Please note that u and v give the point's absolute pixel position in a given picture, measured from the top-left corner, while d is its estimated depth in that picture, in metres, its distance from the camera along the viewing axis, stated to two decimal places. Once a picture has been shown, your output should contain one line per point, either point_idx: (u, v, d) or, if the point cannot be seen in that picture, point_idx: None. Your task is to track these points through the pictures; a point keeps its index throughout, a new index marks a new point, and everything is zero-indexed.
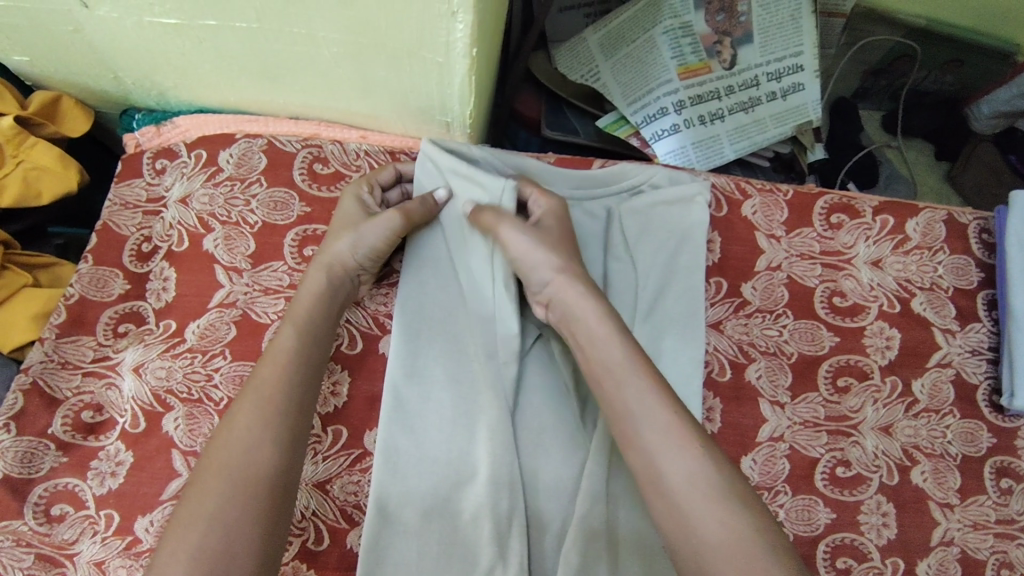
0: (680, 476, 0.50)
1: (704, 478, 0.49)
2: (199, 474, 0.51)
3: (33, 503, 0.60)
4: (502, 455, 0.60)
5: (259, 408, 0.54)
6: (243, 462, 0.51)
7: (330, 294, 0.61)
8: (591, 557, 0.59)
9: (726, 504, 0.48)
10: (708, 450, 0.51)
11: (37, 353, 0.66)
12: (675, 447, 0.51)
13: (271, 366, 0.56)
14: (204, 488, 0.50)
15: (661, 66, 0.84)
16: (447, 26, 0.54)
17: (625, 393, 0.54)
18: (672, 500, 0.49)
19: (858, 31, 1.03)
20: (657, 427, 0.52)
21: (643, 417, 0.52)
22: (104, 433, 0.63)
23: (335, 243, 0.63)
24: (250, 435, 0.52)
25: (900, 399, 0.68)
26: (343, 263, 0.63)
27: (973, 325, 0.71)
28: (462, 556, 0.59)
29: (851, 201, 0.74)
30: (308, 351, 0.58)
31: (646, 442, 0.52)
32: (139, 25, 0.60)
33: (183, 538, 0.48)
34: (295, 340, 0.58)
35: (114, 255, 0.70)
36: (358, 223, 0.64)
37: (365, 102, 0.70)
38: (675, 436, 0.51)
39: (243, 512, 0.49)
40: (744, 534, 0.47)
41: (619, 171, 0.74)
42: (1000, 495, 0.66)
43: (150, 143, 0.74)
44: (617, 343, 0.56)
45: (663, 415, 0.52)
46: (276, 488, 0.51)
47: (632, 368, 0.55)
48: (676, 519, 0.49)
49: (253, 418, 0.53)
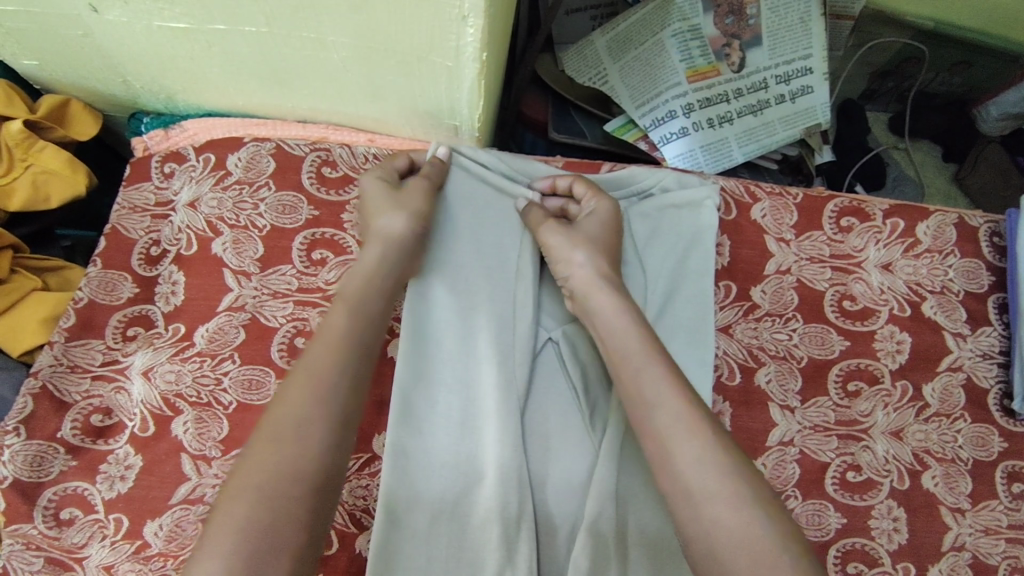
0: (694, 472, 0.49)
1: (714, 460, 0.50)
2: (238, 472, 0.49)
3: (43, 507, 0.61)
4: (512, 456, 0.60)
5: (305, 401, 0.51)
6: (293, 438, 0.50)
7: (384, 269, 0.61)
8: (602, 557, 0.59)
9: (735, 491, 0.49)
10: (720, 437, 0.51)
11: (47, 356, 0.65)
12: (684, 432, 0.51)
13: (325, 341, 0.55)
14: (256, 464, 0.49)
15: (669, 68, 0.84)
16: (458, 31, 0.54)
17: (640, 381, 0.54)
18: (684, 482, 0.50)
19: (866, 33, 1.03)
20: (670, 415, 0.52)
21: (658, 401, 0.53)
22: (114, 437, 0.63)
23: (385, 221, 0.62)
24: (303, 409, 0.51)
25: (911, 404, 0.68)
26: (399, 236, 0.62)
27: (984, 329, 0.70)
28: (471, 560, 0.59)
29: (862, 205, 0.74)
30: (361, 331, 0.57)
31: (659, 425, 0.52)
32: (148, 29, 0.60)
33: (221, 538, 0.46)
34: (342, 328, 0.56)
35: (123, 258, 0.70)
36: (397, 198, 0.64)
37: (374, 106, 0.70)
38: (686, 422, 0.52)
39: (285, 511, 0.47)
40: (756, 521, 0.47)
41: (627, 175, 0.73)
42: (1012, 500, 0.66)
43: (159, 146, 0.74)
44: (634, 345, 0.56)
45: (676, 400, 0.53)
46: (318, 487, 0.49)
47: (647, 353, 0.56)
48: (689, 513, 0.49)
49: (299, 413, 0.51)
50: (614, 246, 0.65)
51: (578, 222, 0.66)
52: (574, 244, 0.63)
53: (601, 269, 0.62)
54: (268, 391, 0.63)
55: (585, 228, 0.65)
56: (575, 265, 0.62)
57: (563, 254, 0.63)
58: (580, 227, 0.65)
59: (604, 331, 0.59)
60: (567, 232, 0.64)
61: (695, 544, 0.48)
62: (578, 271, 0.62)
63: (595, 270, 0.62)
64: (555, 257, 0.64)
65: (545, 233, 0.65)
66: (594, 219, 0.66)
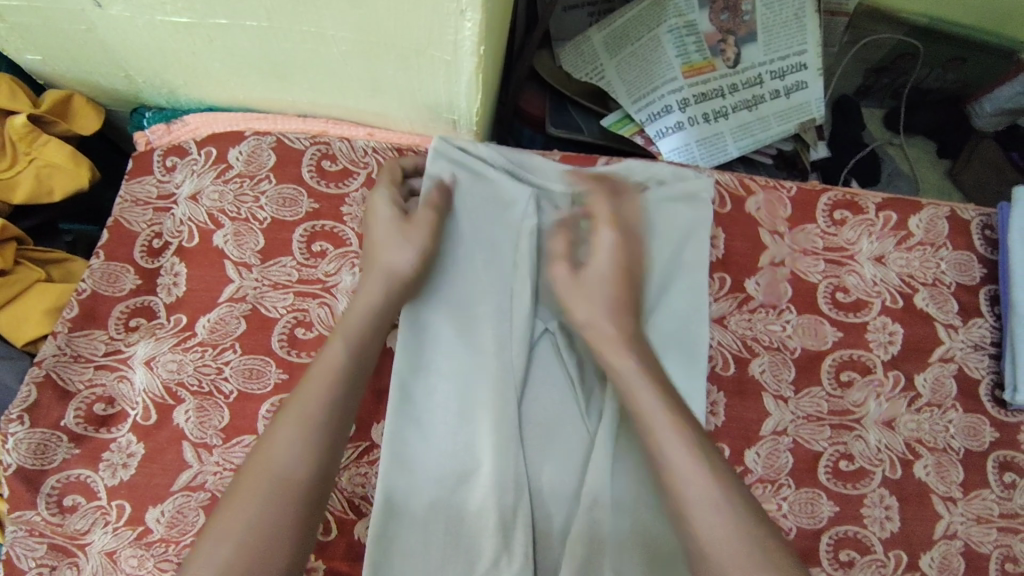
0: (685, 480, 0.51)
1: (727, 525, 0.49)
2: (240, 479, 0.51)
3: (47, 494, 0.62)
4: (508, 447, 0.61)
5: (303, 411, 0.54)
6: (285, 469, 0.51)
7: (385, 304, 0.61)
8: (597, 543, 0.60)
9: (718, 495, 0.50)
10: (712, 462, 0.52)
11: (50, 346, 0.66)
12: (672, 438, 0.53)
13: (321, 373, 0.56)
14: (249, 492, 0.50)
15: (665, 64, 0.85)
16: (456, 25, 0.55)
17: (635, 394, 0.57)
18: (699, 547, 0.49)
19: (861, 29, 1.04)
20: (660, 423, 0.55)
21: (675, 457, 0.52)
22: (116, 425, 0.64)
23: (389, 252, 0.62)
24: (295, 441, 0.52)
25: (903, 394, 0.69)
26: (402, 270, 0.62)
27: (976, 320, 0.71)
28: (468, 547, 0.60)
29: (855, 198, 0.75)
30: (359, 365, 0.58)
31: (677, 487, 0.51)
32: (151, 23, 0.61)
33: (220, 542, 0.48)
34: (343, 350, 0.57)
35: (125, 250, 0.71)
36: (404, 227, 0.63)
37: (373, 100, 0.70)
38: (675, 429, 0.54)
39: (279, 517, 0.49)
40: (740, 525, 0.49)
41: (624, 168, 0.74)
42: (1003, 489, 0.67)
43: (161, 140, 0.75)
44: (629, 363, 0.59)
45: (689, 466, 0.52)
46: (311, 496, 0.52)
47: (663, 412, 0.55)
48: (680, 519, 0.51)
49: (295, 422, 0.53)
50: (630, 285, 0.62)
51: (587, 265, 0.63)
52: (588, 299, 0.61)
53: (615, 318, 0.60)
54: (269, 380, 0.64)
55: (597, 272, 0.62)
56: (587, 315, 0.61)
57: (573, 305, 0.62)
58: (589, 270, 0.62)
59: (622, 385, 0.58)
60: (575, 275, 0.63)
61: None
62: (593, 327, 0.61)
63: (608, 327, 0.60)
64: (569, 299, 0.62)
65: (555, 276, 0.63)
66: (602, 259, 0.62)
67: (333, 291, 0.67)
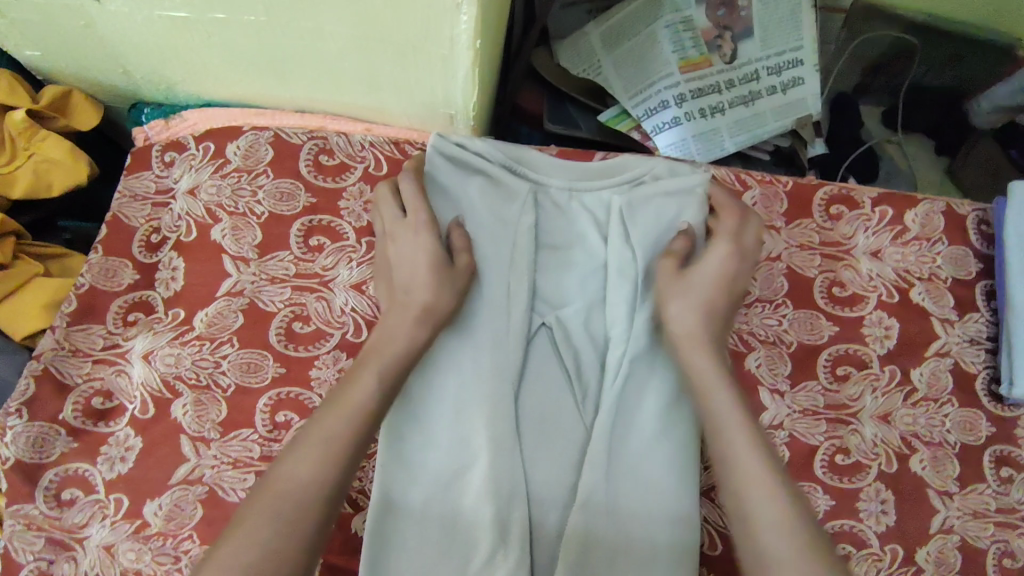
0: (760, 506, 0.49)
1: (792, 530, 0.48)
2: (253, 500, 0.48)
3: (45, 487, 0.62)
4: (505, 441, 0.61)
5: (326, 441, 0.51)
6: (300, 502, 0.48)
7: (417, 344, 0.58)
8: (593, 536, 0.60)
9: (793, 527, 0.48)
10: (790, 494, 0.50)
11: (48, 341, 0.67)
12: (748, 456, 0.52)
13: (351, 404, 0.53)
14: (258, 520, 0.47)
15: (662, 59, 0.86)
16: (452, 19, 0.55)
17: (713, 401, 0.56)
18: (761, 549, 0.48)
19: (858, 27, 1.06)
20: (736, 438, 0.53)
21: (740, 460, 0.52)
22: (114, 419, 0.64)
23: (430, 292, 0.60)
24: (313, 472, 0.49)
25: (899, 388, 0.69)
26: (439, 313, 0.60)
27: (972, 315, 0.72)
28: (464, 543, 0.59)
29: (851, 193, 0.75)
30: (388, 403, 0.55)
31: (742, 490, 0.50)
32: (149, 18, 0.62)
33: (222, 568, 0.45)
34: (376, 387, 0.54)
35: (123, 245, 0.71)
36: (445, 271, 0.61)
37: (371, 95, 0.71)
38: (754, 448, 0.52)
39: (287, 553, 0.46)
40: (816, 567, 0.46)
41: (618, 164, 0.74)
42: (1000, 484, 0.67)
43: (160, 136, 0.75)
44: (712, 370, 0.57)
45: (773, 497, 0.49)
46: (320, 536, 0.48)
47: (736, 417, 0.54)
48: (749, 543, 0.49)
49: (318, 452, 0.50)
50: (726, 295, 0.62)
51: (690, 271, 0.63)
52: (675, 299, 0.61)
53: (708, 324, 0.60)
54: (266, 374, 0.64)
55: (695, 279, 0.62)
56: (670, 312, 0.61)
57: (668, 304, 0.61)
58: (692, 276, 0.62)
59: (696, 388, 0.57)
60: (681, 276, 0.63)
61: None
62: (675, 325, 0.60)
63: (693, 327, 0.60)
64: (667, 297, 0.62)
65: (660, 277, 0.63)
66: (708, 267, 0.63)
67: (331, 285, 0.68)
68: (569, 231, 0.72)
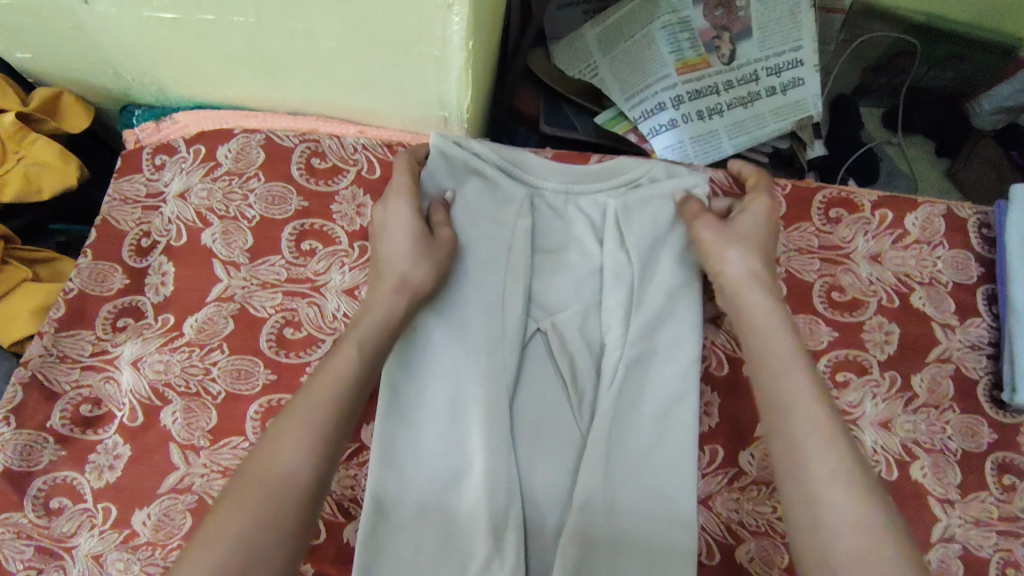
0: (815, 452, 0.50)
1: (844, 474, 0.48)
2: (242, 472, 0.49)
3: (33, 496, 0.61)
4: (499, 447, 0.60)
5: (310, 412, 0.51)
6: (282, 472, 0.48)
7: (398, 314, 0.59)
8: (589, 544, 0.59)
9: (846, 472, 0.49)
10: (844, 441, 0.50)
11: (37, 347, 0.66)
12: (805, 398, 0.52)
13: (332, 372, 0.53)
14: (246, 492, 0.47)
15: (659, 61, 0.85)
16: (444, 20, 0.54)
17: (772, 341, 0.56)
18: (808, 488, 0.49)
19: (859, 28, 1.03)
20: (795, 380, 0.54)
21: (796, 403, 0.52)
22: (103, 427, 0.63)
23: (405, 262, 0.61)
24: (295, 443, 0.49)
25: (899, 395, 0.68)
26: (416, 283, 0.60)
27: (973, 319, 0.71)
28: (459, 550, 0.58)
29: (851, 196, 0.74)
30: (369, 369, 0.55)
31: (794, 432, 0.51)
32: (138, 20, 0.61)
33: (214, 540, 0.45)
34: (356, 358, 0.55)
35: (113, 249, 0.70)
36: (420, 240, 0.62)
37: (363, 96, 0.70)
38: (812, 392, 0.53)
39: (277, 519, 0.46)
40: (862, 512, 0.47)
41: (614, 166, 0.73)
42: (1002, 492, 0.65)
43: (150, 138, 0.74)
44: (770, 317, 0.58)
45: (826, 439, 0.50)
46: (308, 502, 0.48)
47: (791, 361, 0.55)
48: (796, 480, 0.50)
49: (303, 424, 0.50)
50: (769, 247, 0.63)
51: (734, 219, 0.64)
52: (728, 241, 0.62)
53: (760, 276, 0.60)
54: (257, 381, 0.63)
55: (739, 226, 0.63)
56: (726, 254, 0.62)
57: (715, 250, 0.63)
58: (734, 229, 0.63)
59: (751, 332, 0.58)
60: (724, 230, 0.63)
61: (809, 557, 0.47)
62: (730, 268, 0.61)
63: (749, 268, 0.61)
64: (708, 253, 0.63)
65: (700, 230, 0.64)
66: (749, 218, 0.64)
67: (322, 290, 0.67)
68: (565, 234, 0.71)
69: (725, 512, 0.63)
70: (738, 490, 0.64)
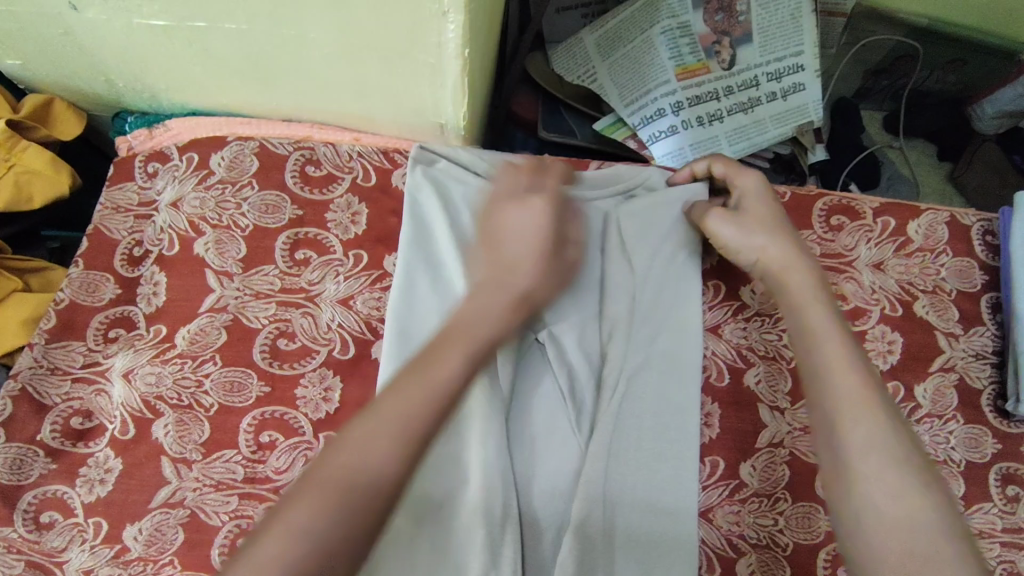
0: (857, 423, 0.50)
1: (886, 443, 0.49)
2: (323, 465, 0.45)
3: (23, 510, 0.60)
4: (496, 459, 0.58)
5: (406, 409, 0.47)
6: (372, 471, 0.45)
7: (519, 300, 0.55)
8: (588, 558, 0.58)
9: (891, 448, 0.49)
10: (889, 414, 0.51)
11: (27, 358, 0.65)
12: (843, 369, 0.53)
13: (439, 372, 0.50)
14: (330, 487, 0.44)
15: (659, 67, 0.84)
16: (439, 27, 0.53)
17: (816, 310, 0.57)
18: (842, 454, 0.50)
19: (862, 30, 1.03)
20: (835, 353, 0.54)
21: (835, 369, 0.53)
22: (94, 440, 0.62)
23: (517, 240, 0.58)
24: (394, 448, 0.46)
25: (902, 404, 0.66)
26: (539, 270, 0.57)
27: (977, 328, 0.70)
28: (455, 564, 0.57)
29: (851, 203, 0.74)
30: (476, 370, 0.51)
31: (832, 398, 0.52)
32: (129, 27, 0.60)
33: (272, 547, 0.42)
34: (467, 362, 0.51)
35: (105, 259, 0.69)
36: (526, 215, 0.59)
37: (359, 104, 0.69)
38: (853, 363, 0.53)
39: (348, 534, 0.43)
40: (907, 486, 0.47)
41: (616, 174, 0.74)
42: (1006, 503, 0.64)
43: (142, 146, 0.74)
44: (810, 290, 0.58)
45: (870, 414, 0.50)
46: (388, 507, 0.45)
47: (834, 330, 0.55)
48: (832, 450, 0.50)
49: (398, 425, 0.47)
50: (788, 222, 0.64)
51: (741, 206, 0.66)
52: (752, 230, 0.63)
53: (794, 255, 0.60)
54: (250, 393, 0.62)
55: (753, 210, 0.64)
56: (755, 241, 0.62)
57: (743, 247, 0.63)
58: (749, 211, 0.64)
59: (790, 305, 0.58)
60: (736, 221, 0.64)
61: (846, 515, 0.48)
62: (771, 250, 0.61)
63: (788, 248, 0.61)
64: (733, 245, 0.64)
65: (713, 224, 0.65)
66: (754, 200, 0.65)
67: (317, 300, 0.66)
68: None
69: (727, 524, 0.61)
70: (739, 502, 0.62)
